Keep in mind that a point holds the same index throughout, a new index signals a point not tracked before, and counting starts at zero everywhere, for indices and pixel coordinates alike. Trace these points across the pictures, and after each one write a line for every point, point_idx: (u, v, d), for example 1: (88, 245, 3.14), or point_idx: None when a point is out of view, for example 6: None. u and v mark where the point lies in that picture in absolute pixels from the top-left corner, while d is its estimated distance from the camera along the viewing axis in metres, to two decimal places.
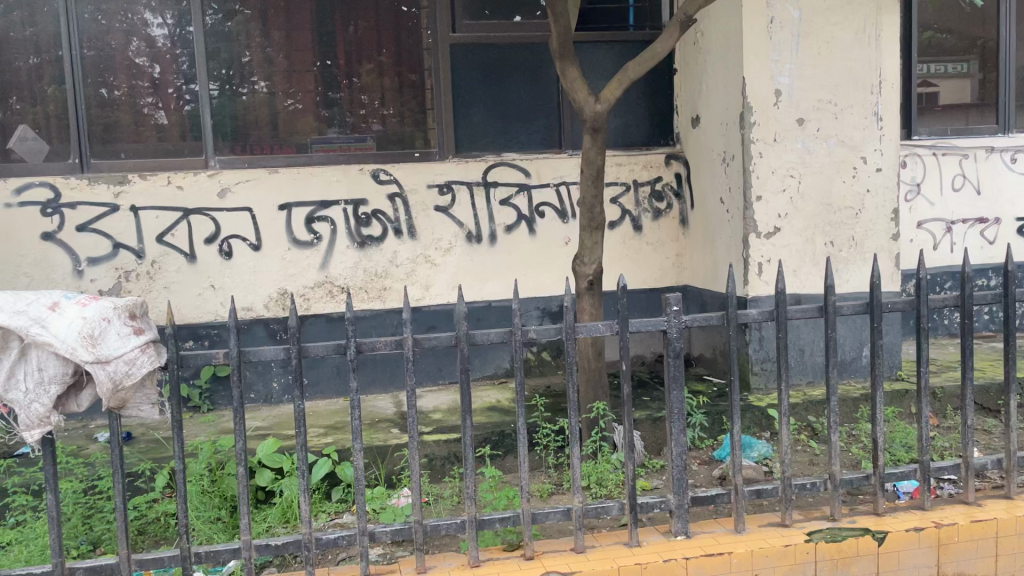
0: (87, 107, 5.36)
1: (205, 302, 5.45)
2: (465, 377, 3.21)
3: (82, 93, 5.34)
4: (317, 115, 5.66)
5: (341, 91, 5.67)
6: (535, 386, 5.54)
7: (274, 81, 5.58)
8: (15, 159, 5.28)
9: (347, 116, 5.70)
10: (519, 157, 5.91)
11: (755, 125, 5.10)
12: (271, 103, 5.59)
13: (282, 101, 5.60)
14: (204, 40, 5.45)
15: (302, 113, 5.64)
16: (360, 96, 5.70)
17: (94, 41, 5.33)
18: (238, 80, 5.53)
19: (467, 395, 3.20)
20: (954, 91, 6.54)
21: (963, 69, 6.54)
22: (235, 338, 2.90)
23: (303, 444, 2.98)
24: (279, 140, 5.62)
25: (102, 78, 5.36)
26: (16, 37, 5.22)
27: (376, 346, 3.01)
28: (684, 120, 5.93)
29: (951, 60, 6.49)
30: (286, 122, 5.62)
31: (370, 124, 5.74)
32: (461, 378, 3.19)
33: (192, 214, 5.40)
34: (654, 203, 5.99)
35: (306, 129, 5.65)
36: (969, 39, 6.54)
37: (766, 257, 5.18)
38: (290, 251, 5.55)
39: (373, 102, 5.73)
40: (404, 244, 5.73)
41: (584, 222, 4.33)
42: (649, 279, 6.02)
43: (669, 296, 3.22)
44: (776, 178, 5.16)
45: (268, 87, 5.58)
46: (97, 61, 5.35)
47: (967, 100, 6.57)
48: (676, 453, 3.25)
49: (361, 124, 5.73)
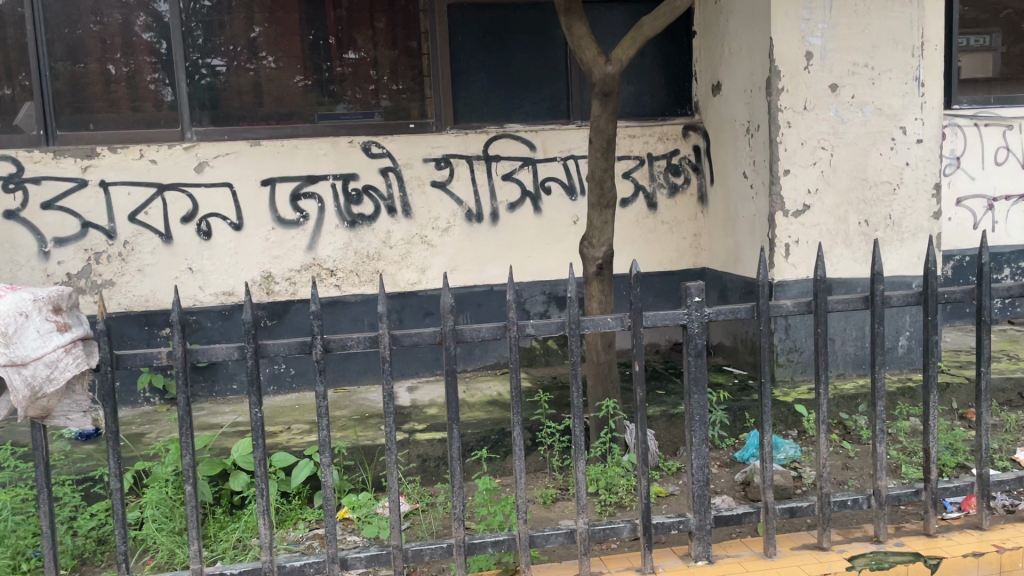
0: (81, 83, 4.94)
1: (182, 286, 5.03)
2: (454, 379, 2.74)
3: (80, 69, 4.93)
4: (324, 91, 5.21)
5: (339, 62, 5.21)
6: (541, 377, 5.11)
7: (258, 47, 5.11)
8: (13, 136, 4.86)
9: (354, 92, 5.25)
10: (523, 128, 5.45)
11: (782, 92, 4.61)
12: (282, 80, 5.16)
13: (293, 78, 5.16)
14: (203, 11, 5.02)
15: (312, 91, 5.19)
16: (361, 69, 5.24)
17: (98, 14, 4.92)
18: (244, 56, 5.10)
19: (453, 397, 2.76)
20: (972, 66, 5.94)
21: (985, 41, 5.96)
22: (178, 334, 2.46)
23: (260, 459, 2.55)
24: (266, 112, 5.15)
25: (109, 55, 4.95)
26: (24, 13, 4.81)
27: (347, 344, 2.57)
28: (703, 87, 5.44)
29: (972, 32, 5.92)
30: (272, 92, 5.15)
31: (380, 99, 5.28)
32: (449, 380, 2.73)
33: (167, 190, 4.97)
34: (670, 178, 5.51)
35: (293, 99, 5.17)
36: (991, 10, 5.96)
37: (794, 238, 4.70)
38: (274, 230, 5.11)
39: (382, 77, 5.28)
40: (398, 223, 5.28)
41: (593, 199, 3.86)
42: (664, 261, 5.55)
43: (687, 283, 2.73)
44: (805, 150, 4.68)
45: (276, 63, 5.14)
46: (104, 37, 4.94)
47: (990, 75, 5.98)
48: (697, 466, 2.80)
49: (370, 99, 5.27)
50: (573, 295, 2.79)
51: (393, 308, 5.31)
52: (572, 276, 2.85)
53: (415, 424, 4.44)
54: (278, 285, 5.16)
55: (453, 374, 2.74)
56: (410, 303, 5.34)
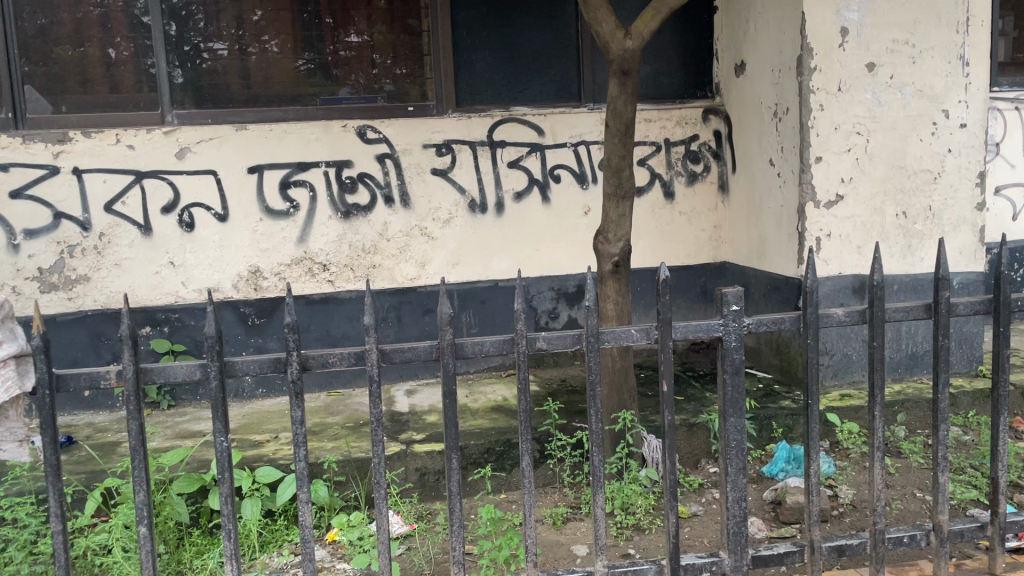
0: (65, 66, 4.55)
1: (163, 282, 4.67)
2: (451, 404, 2.33)
3: (62, 51, 4.54)
4: (326, 75, 4.83)
5: (341, 45, 4.82)
6: (549, 380, 4.76)
7: (247, 23, 4.72)
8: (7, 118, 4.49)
9: (355, 76, 4.87)
10: (531, 112, 5.06)
11: (815, 72, 4.21)
12: (286, 64, 4.78)
13: (291, 61, 4.79)
14: None
15: (313, 74, 4.81)
16: (368, 55, 4.87)
17: None
18: (248, 39, 4.73)
19: (452, 425, 2.34)
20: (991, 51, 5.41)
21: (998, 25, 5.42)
22: (129, 352, 2.09)
23: (227, 495, 2.20)
24: (253, 95, 4.76)
25: (106, 37, 4.58)
26: None
27: (328, 361, 2.21)
28: (725, 67, 5.04)
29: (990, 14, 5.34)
30: (262, 74, 4.76)
31: (381, 83, 4.90)
32: (446, 405, 2.32)
33: (146, 178, 4.60)
34: (688, 165, 5.12)
35: (284, 81, 4.79)
36: None
37: (825, 231, 4.31)
38: (262, 222, 4.74)
39: (385, 61, 4.90)
40: (396, 214, 4.90)
41: (609, 189, 3.48)
42: (681, 254, 5.17)
43: (723, 289, 2.35)
44: (839, 135, 4.28)
45: (277, 47, 4.76)
46: (97, 18, 4.56)
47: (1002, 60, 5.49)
48: (733, 499, 2.45)
49: (370, 83, 4.89)
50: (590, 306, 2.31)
51: (391, 305, 4.95)
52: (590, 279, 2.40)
53: (414, 433, 4.07)
54: (267, 280, 4.79)
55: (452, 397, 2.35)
56: (410, 300, 4.97)
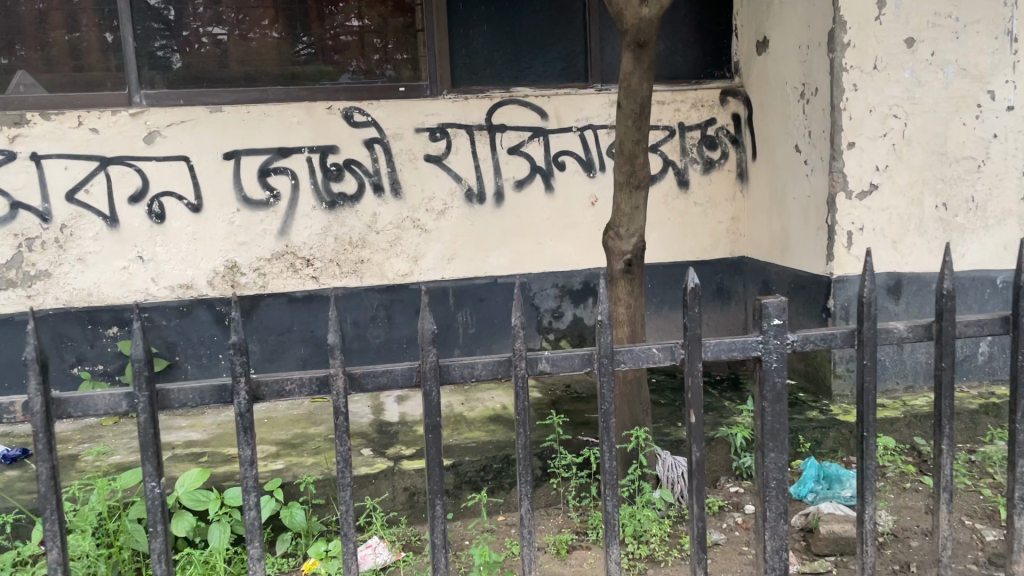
0: (26, 42, 4.14)
1: (131, 278, 4.26)
2: (435, 437, 1.93)
3: (23, 26, 4.13)
4: (327, 61, 4.44)
5: (341, 29, 4.43)
6: (552, 385, 4.40)
7: (245, 6, 4.33)
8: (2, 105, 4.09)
9: (359, 62, 4.47)
10: (533, 93, 4.65)
11: (848, 47, 3.80)
12: (283, 50, 4.39)
13: (293, 47, 4.40)
14: None
15: (314, 61, 4.42)
16: (371, 41, 4.48)
17: None
18: (247, 24, 4.35)
19: (433, 463, 1.91)
20: None
21: None
22: (37, 379, 1.70)
23: (159, 552, 1.83)
24: (234, 76, 4.35)
25: (72, 11, 4.17)
26: None
27: (285, 390, 1.82)
28: (745, 45, 4.63)
29: None
30: (255, 58, 4.36)
31: (383, 68, 4.51)
32: (428, 438, 1.92)
33: (112, 164, 4.19)
34: (704, 152, 4.71)
35: (273, 62, 4.38)
36: None
37: (857, 225, 3.90)
38: (239, 213, 4.34)
39: (385, 45, 4.50)
40: (386, 205, 4.50)
41: (621, 178, 3.08)
42: (696, 248, 4.77)
43: (762, 299, 1.98)
44: (874, 118, 3.86)
45: (281, 34, 4.38)
46: None
47: None
48: (772, 552, 2.06)
49: (372, 68, 4.49)
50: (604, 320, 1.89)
51: (382, 303, 4.55)
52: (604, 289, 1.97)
53: (402, 448, 3.68)
54: (245, 277, 4.39)
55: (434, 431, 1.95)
56: (401, 298, 4.58)
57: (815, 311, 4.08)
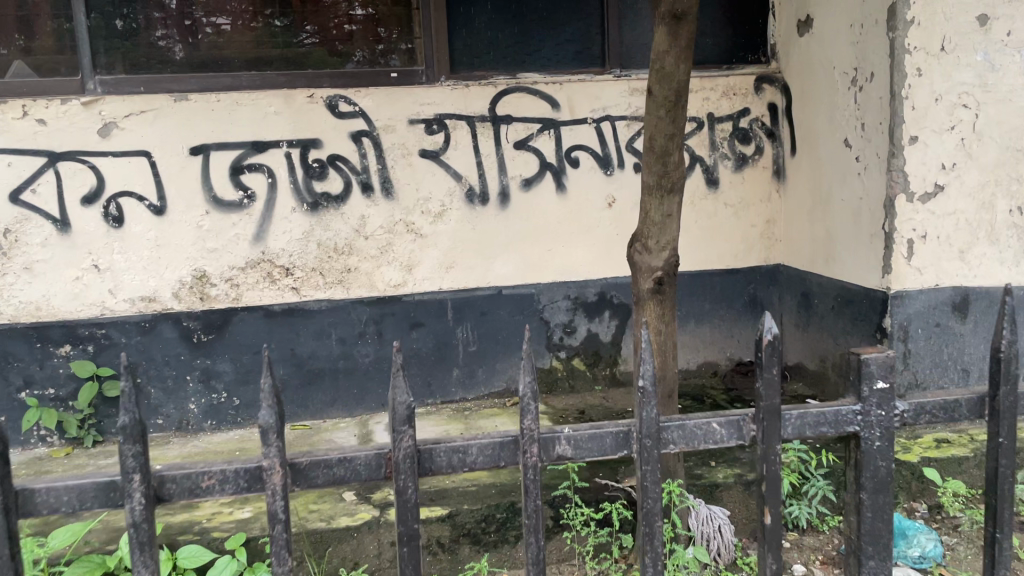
0: None
1: (85, 290, 3.73)
2: (411, 552, 1.49)
3: None
4: (331, 51, 3.93)
5: (343, 17, 3.93)
6: (564, 413, 4.00)
7: None
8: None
9: (361, 50, 3.96)
10: (542, 79, 4.11)
11: (913, 24, 3.24)
12: (281, 39, 3.89)
13: (297, 37, 3.90)
14: None
15: (318, 52, 3.92)
16: (378, 30, 3.97)
17: None
18: (250, 12, 3.85)
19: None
20: None
21: None
22: None
23: None
24: (213, 64, 3.83)
25: None
26: None
27: (201, 486, 1.43)
28: (785, 26, 4.09)
29: None
30: (252, 49, 3.87)
31: (388, 58, 4.00)
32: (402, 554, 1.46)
33: (62, 160, 3.66)
34: (736, 146, 4.17)
35: (266, 52, 3.88)
36: None
37: (919, 231, 3.36)
38: (208, 215, 3.81)
39: (393, 36, 3.99)
40: (376, 206, 3.97)
41: (651, 180, 2.55)
42: (724, 255, 4.23)
43: (861, 353, 1.52)
44: (940, 108, 3.31)
45: (286, 23, 3.88)
46: None
47: None
48: None
49: (379, 59, 3.98)
50: (649, 390, 1.44)
51: (371, 317, 4.03)
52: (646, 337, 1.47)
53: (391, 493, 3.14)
54: (216, 289, 3.86)
55: (411, 542, 1.50)
56: (393, 311, 4.05)
57: (867, 330, 3.54)
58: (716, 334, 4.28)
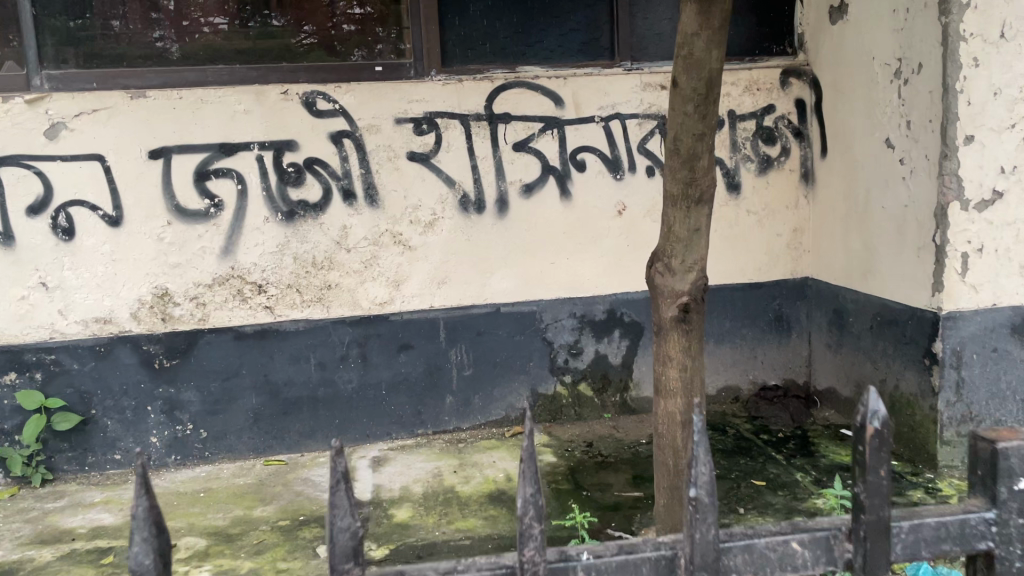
0: None
1: (34, 311, 3.32)
2: None
3: None
4: (330, 52, 3.54)
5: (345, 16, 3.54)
6: (568, 445, 3.57)
7: None
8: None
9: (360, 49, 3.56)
10: (545, 73, 3.70)
11: (969, 7, 2.82)
12: (280, 41, 3.50)
13: (297, 38, 3.51)
14: None
15: (317, 52, 3.53)
16: (377, 25, 3.58)
17: None
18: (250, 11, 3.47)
19: None
20: None
21: None
22: None
23: None
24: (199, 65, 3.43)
25: None
26: None
27: None
28: (815, 13, 3.67)
29: None
30: (247, 51, 3.47)
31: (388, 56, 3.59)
32: None
33: (5, 166, 3.25)
34: (760, 147, 3.76)
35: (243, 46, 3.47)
36: None
37: (975, 244, 2.95)
38: (170, 226, 3.40)
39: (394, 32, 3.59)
40: (359, 215, 3.56)
41: (675, 188, 2.13)
42: (747, 268, 3.82)
43: (999, 443, 1.34)
44: (999, 103, 2.90)
45: (284, 22, 3.50)
46: None
47: None
48: None
49: (377, 57, 3.58)
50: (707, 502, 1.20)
51: (354, 339, 3.62)
52: (699, 436, 1.21)
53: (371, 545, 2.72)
54: (179, 308, 3.45)
55: None
56: (378, 332, 3.64)
57: (913, 355, 3.12)
58: (738, 356, 3.87)
